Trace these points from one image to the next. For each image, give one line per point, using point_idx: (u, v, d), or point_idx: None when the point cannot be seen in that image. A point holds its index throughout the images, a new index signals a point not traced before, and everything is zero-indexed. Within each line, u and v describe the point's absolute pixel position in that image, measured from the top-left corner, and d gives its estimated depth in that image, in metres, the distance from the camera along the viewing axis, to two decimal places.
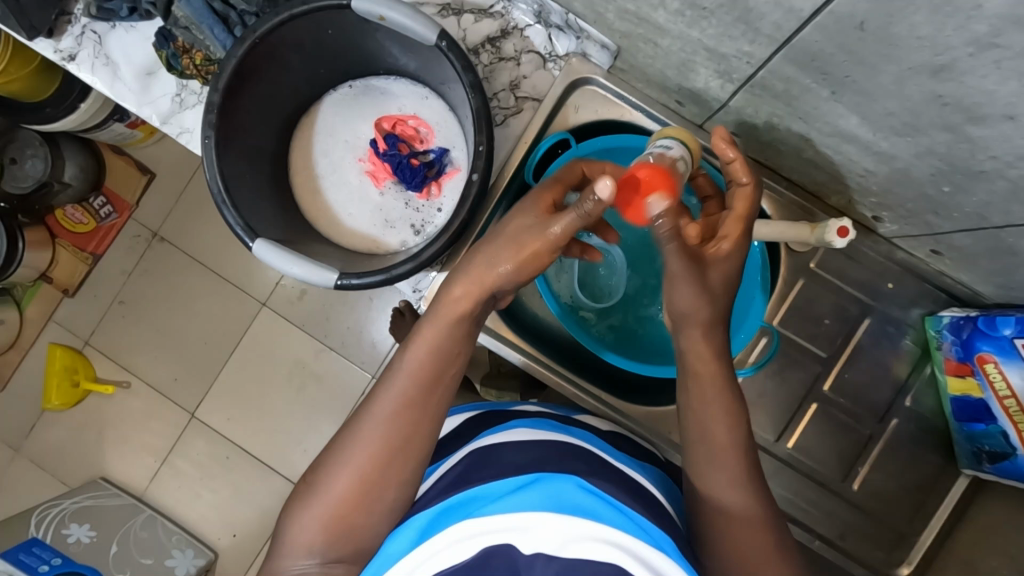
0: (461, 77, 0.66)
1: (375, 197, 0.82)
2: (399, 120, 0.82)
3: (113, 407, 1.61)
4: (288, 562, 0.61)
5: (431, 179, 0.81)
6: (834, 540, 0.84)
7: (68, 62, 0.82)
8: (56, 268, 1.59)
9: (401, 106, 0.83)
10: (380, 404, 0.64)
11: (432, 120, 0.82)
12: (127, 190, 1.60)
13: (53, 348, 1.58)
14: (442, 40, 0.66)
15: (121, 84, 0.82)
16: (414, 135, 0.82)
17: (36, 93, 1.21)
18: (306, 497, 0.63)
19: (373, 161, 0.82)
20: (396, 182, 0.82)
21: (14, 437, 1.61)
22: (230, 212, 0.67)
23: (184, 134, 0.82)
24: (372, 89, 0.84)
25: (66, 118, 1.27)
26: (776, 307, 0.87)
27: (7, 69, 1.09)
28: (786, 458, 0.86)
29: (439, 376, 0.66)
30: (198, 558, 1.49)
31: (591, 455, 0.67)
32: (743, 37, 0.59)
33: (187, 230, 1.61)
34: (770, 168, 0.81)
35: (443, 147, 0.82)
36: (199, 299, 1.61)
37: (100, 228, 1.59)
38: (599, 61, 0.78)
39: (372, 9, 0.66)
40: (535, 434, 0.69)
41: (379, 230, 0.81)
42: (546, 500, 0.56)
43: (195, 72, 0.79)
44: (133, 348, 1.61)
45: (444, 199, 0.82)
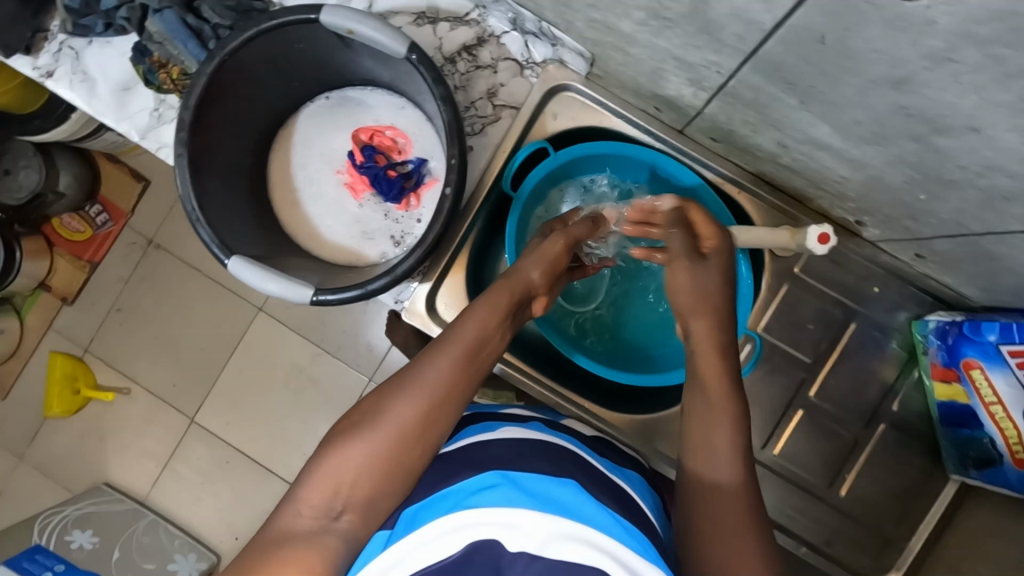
0: (432, 90, 0.65)
1: (354, 209, 0.82)
2: (376, 131, 0.82)
3: (115, 413, 1.63)
4: (306, 510, 0.60)
5: (410, 190, 0.80)
6: (821, 546, 0.84)
7: (47, 79, 0.82)
8: (55, 276, 1.60)
9: (378, 117, 0.82)
10: (432, 363, 0.67)
11: (410, 130, 0.82)
12: (121, 197, 1.60)
13: (53, 356, 1.59)
14: (411, 53, 0.65)
15: (98, 100, 0.81)
16: (392, 146, 0.81)
17: (25, 105, 1.22)
18: (337, 445, 0.63)
19: (351, 173, 0.82)
20: (375, 194, 0.81)
21: (18, 444, 1.63)
22: (204, 230, 0.67)
23: (162, 149, 0.82)
24: (349, 100, 0.83)
25: (56, 129, 1.27)
26: (759, 313, 0.86)
27: None
28: (771, 464, 0.86)
29: (485, 349, 0.70)
30: (200, 561, 1.51)
31: (574, 459, 0.67)
32: (708, 47, 0.58)
33: (181, 237, 1.62)
34: (752, 173, 0.80)
35: (421, 157, 0.81)
36: (196, 305, 1.62)
37: (96, 237, 1.60)
38: (575, 67, 0.77)
39: (340, 23, 0.66)
40: (521, 434, 0.69)
41: (358, 242, 0.81)
42: (531, 498, 0.56)
43: (173, 86, 0.79)
44: (132, 355, 1.62)
45: (423, 209, 0.81)
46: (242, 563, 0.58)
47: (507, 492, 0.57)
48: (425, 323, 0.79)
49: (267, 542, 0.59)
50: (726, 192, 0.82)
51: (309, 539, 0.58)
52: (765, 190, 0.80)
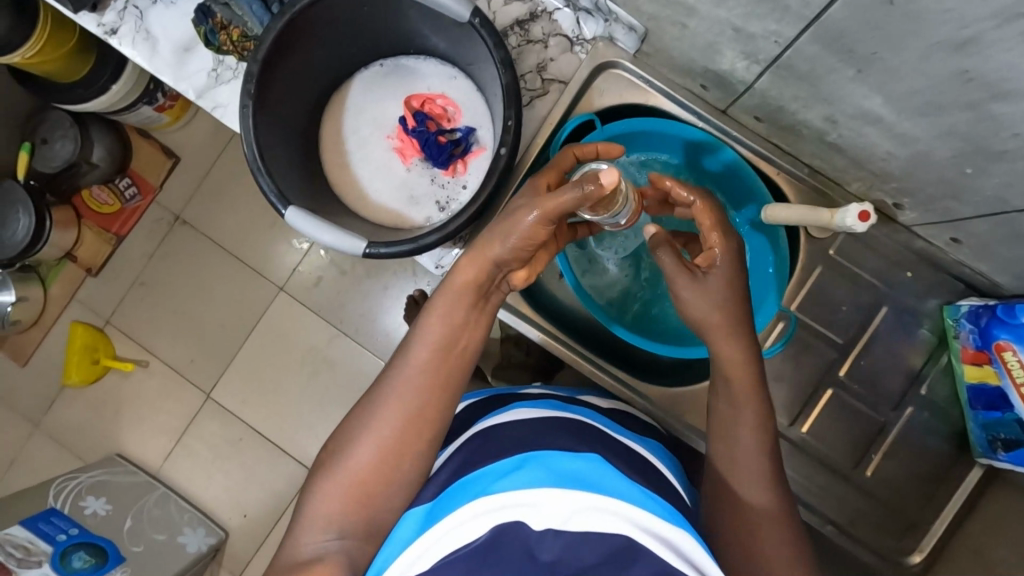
0: (493, 54, 0.68)
1: (402, 172, 0.84)
2: (428, 99, 0.84)
3: (133, 386, 1.64)
4: (309, 537, 0.65)
5: (457, 157, 0.83)
6: (845, 526, 0.85)
7: (111, 36, 0.83)
8: (81, 248, 1.61)
9: (430, 85, 0.85)
10: (402, 374, 0.71)
11: (460, 99, 0.84)
12: (151, 172, 1.62)
13: (75, 326, 1.61)
14: (475, 18, 0.68)
15: (159, 59, 0.84)
16: (442, 114, 0.84)
17: (72, 73, 1.26)
18: (328, 472, 0.68)
19: (402, 139, 0.84)
20: (423, 159, 0.84)
21: (34, 412, 1.65)
22: (264, 178, 0.69)
23: (218, 109, 0.84)
24: (402, 68, 0.85)
25: (96, 100, 1.30)
26: (794, 292, 0.87)
27: (42, 49, 1.14)
28: (800, 443, 0.87)
29: (457, 350, 0.73)
30: (209, 536, 1.53)
31: (590, 431, 0.69)
32: (771, 15, 0.60)
33: (208, 214, 1.64)
34: (791, 154, 0.83)
35: (470, 126, 0.83)
36: (218, 282, 1.64)
37: (124, 210, 1.62)
38: (625, 45, 0.79)
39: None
40: (536, 412, 0.71)
41: (404, 205, 0.83)
42: (552, 473, 0.58)
43: (231, 48, 0.81)
44: (151, 328, 1.64)
45: (470, 177, 0.83)
46: None
47: (529, 475, 0.58)
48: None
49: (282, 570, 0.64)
50: (763, 172, 0.84)
51: (316, 562, 0.63)
52: (806, 173, 0.82)
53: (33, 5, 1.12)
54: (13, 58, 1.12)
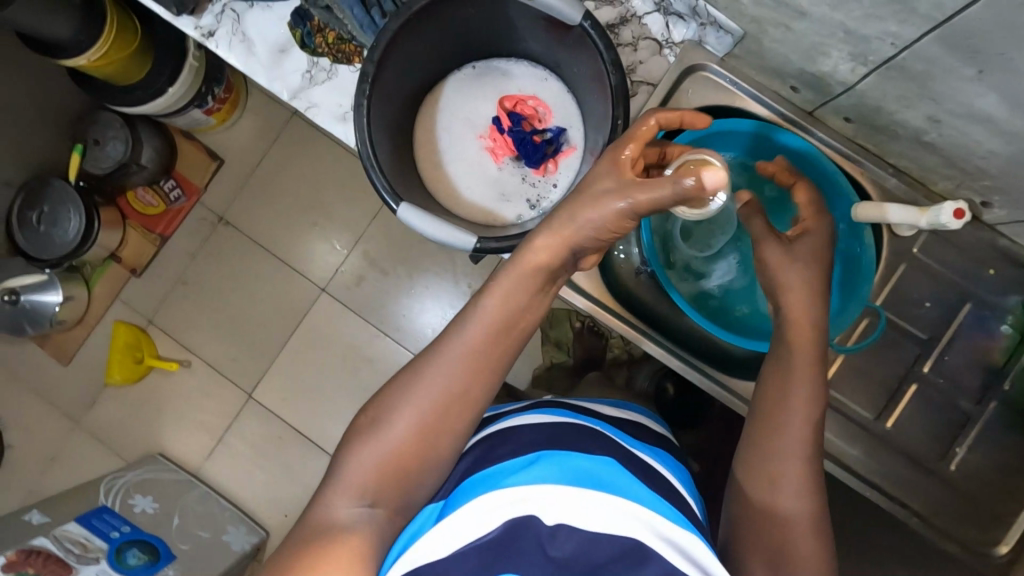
0: (603, 55, 0.74)
1: (494, 171, 0.89)
2: (520, 100, 0.89)
3: (176, 385, 1.65)
4: (341, 502, 0.64)
5: (549, 156, 0.88)
6: (928, 517, 0.87)
7: (208, 39, 0.86)
8: (125, 248, 1.63)
9: (521, 87, 0.90)
10: (456, 347, 0.68)
11: (550, 101, 0.89)
12: (195, 173, 1.64)
13: (119, 325, 1.62)
14: (586, 20, 0.73)
15: (255, 60, 0.86)
16: (534, 114, 0.89)
17: (132, 76, 1.28)
18: (364, 439, 0.66)
19: (494, 138, 0.89)
20: (515, 158, 0.89)
21: (76, 411, 1.66)
22: (377, 176, 0.73)
23: (312, 108, 0.86)
24: (494, 70, 0.90)
25: (153, 102, 1.32)
26: (879, 288, 0.90)
27: (107, 52, 1.17)
28: (883, 436, 0.89)
29: (514, 329, 0.69)
30: (251, 535, 1.54)
31: (600, 435, 0.73)
32: (893, 18, 0.61)
33: (251, 214, 1.65)
34: (874, 153, 0.85)
35: (560, 126, 0.88)
36: (260, 282, 1.65)
37: (169, 211, 1.64)
38: (714, 48, 0.84)
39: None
40: (546, 416, 0.75)
41: (497, 203, 0.88)
42: (568, 474, 0.62)
43: (326, 50, 0.85)
44: (193, 327, 1.65)
45: (560, 175, 0.88)
46: (287, 551, 0.62)
47: (543, 472, 0.62)
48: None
49: (307, 533, 0.62)
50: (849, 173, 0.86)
51: (346, 529, 0.62)
52: (888, 172, 0.85)
53: (102, 9, 1.15)
54: (80, 62, 1.16)
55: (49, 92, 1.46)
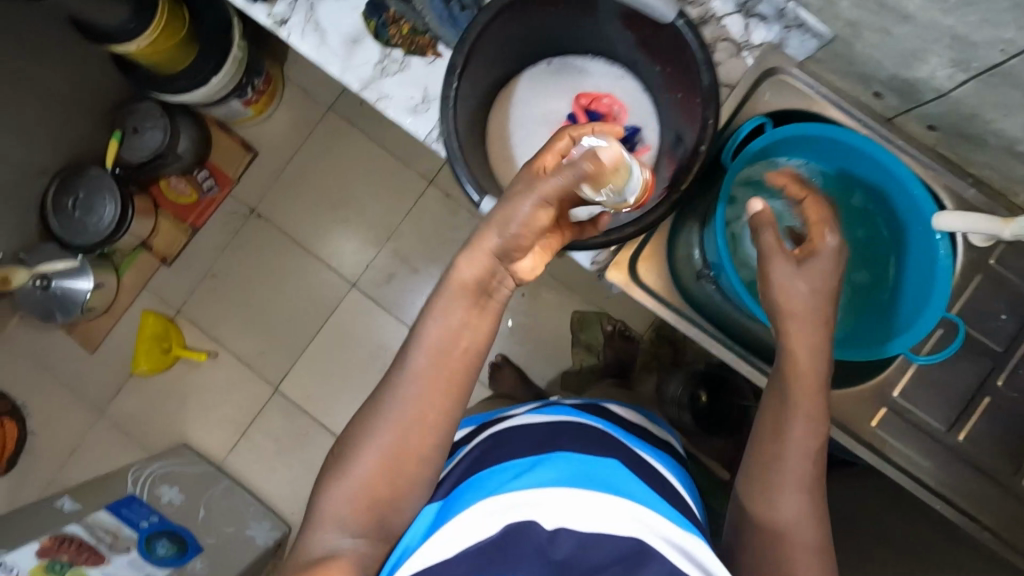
0: (696, 53, 0.75)
1: None
2: (595, 97, 0.91)
3: (202, 377, 1.64)
4: (320, 536, 0.67)
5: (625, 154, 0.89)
6: (998, 531, 0.87)
7: (280, 26, 0.87)
8: (157, 237, 1.63)
9: (597, 84, 0.92)
10: (408, 375, 0.70)
11: (625, 100, 0.91)
12: (229, 165, 1.63)
13: (147, 315, 1.60)
14: (680, 18, 0.74)
15: (327, 49, 0.87)
16: (609, 112, 0.90)
17: (175, 65, 1.28)
18: (336, 474, 0.69)
19: None
20: None
21: (100, 400, 1.65)
22: (462, 169, 0.75)
23: (382, 99, 0.85)
24: (570, 67, 0.93)
25: (196, 92, 1.32)
26: (955, 298, 0.90)
27: (157, 40, 1.17)
28: (954, 447, 0.90)
29: (458, 349, 0.70)
30: (274, 530, 1.53)
31: (592, 434, 0.80)
32: (1009, 24, 0.60)
33: (283, 207, 1.64)
34: (954, 162, 0.86)
35: (636, 126, 0.89)
36: (289, 276, 1.64)
37: (201, 201, 1.63)
38: (794, 51, 0.85)
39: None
40: (543, 421, 0.82)
41: None
42: (563, 475, 0.70)
43: (398, 40, 0.86)
44: (221, 319, 1.64)
45: None
46: None
47: (545, 479, 0.69)
48: (626, 283, 0.88)
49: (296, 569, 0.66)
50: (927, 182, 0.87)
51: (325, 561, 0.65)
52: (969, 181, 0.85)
53: None
54: (129, 47, 1.16)
55: (91, 79, 1.46)
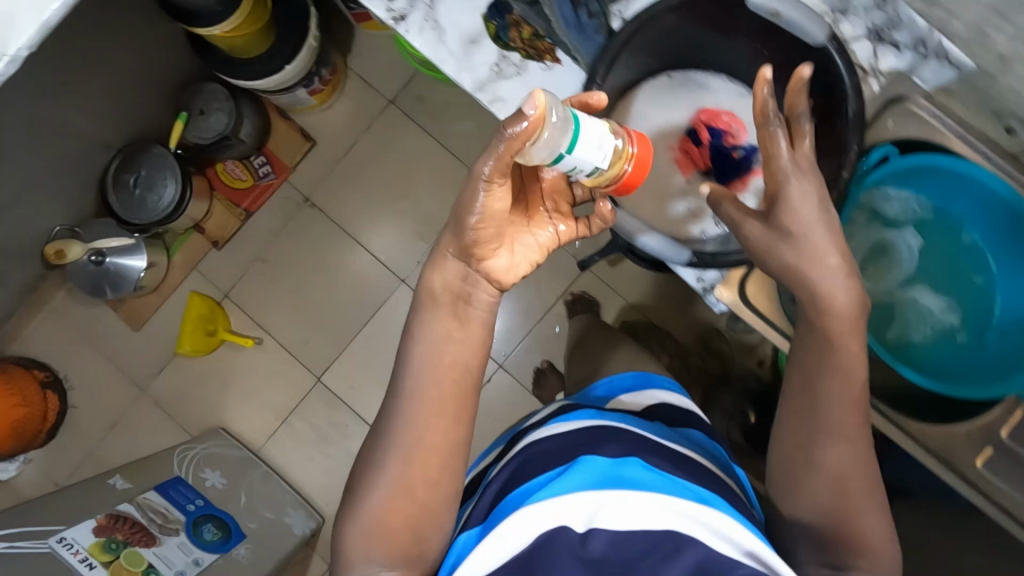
0: (846, 78, 0.76)
1: (682, 183, 0.95)
2: (716, 115, 0.95)
3: (245, 362, 1.64)
4: (355, 566, 0.73)
5: (740, 175, 0.94)
6: None
7: (398, 22, 0.87)
8: (209, 220, 1.62)
9: (718, 101, 0.96)
10: (405, 402, 0.74)
11: (746, 119, 0.95)
12: (286, 152, 1.63)
13: (194, 295, 1.60)
14: (831, 40, 0.76)
15: (444, 47, 0.88)
16: (729, 130, 0.95)
17: (251, 50, 1.27)
18: (353, 513, 0.74)
19: (687, 151, 0.96)
20: (707, 172, 0.95)
21: (142, 378, 1.66)
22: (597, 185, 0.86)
23: (497, 101, 0.87)
24: (690, 81, 0.97)
25: (269, 78, 1.31)
26: None
27: (240, 25, 1.17)
28: None
29: (446, 362, 0.75)
30: (310, 520, 1.52)
31: (610, 430, 0.78)
32: None
33: (338, 198, 1.64)
34: None
35: (753, 146, 0.94)
36: (339, 267, 1.64)
37: (257, 186, 1.63)
38: (926, 78, 0.83)
39: (770, 7, 0.77)
40: (567, 424, 0.80)
41: (684, 218, 0.94)
42: (591, 480, 0.68)
43: (518, 44, 0.87)
44: (268, 306, 1.65)
45: (749, 194, 0.94)
46: None
47: (564, 482, 0.69)
48: (736, 303, 0.88)
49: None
50: None
51: None
52: None
53: None
54: (213, 32, 1.16)
55: (163, 59, 1.47)
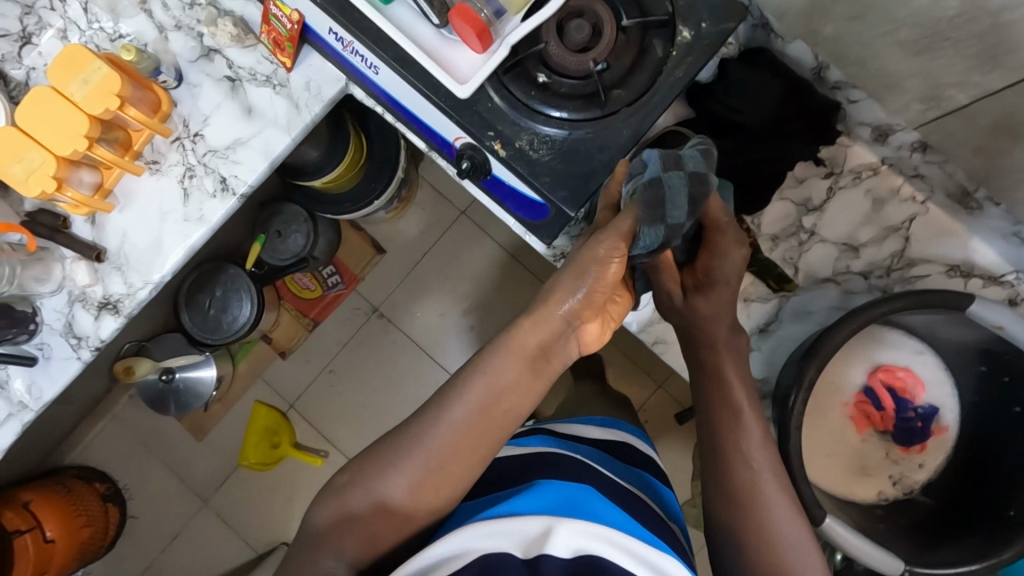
0: None
1: (855, 443, 0.72)
2: (894, 370, 0.70)
3: (312, 477, 1.61)
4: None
5: (922, 435, 0.72)
6: None
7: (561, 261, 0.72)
8: (277, 330, 1.58)
9: (895, 355, 0.71)
10: (426, 422, 0.56)
11: (925, 377, 0.71)
12: (355, 262, 1.58)
13: (258, 406, 1.58)
14: None
15: None
16: (907, 390, 0.70)
17: (342, 185, 1.22)
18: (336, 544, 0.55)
19: (862, 411, 0.71)
20: (882, 433, 0.71)
21: (202, 488, 1.61)
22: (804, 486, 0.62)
23: (660, 345, 0.74)
24: (870, 334, 0.71)
25: (360, 212, 1.26)
26: None
27: (341, 174, 1.15)
28: None
29: (499, 410, 0.56)
30: None
31: (585, 462, 0.65)
32: None
33: (408, 309, 1.62)
34: None
35: (933, 405, 0.71)
36: (411, 381, 1.62)
37: (325, 296, 1.59)
38: None
39: (994, 319, 0.60)
40: (529, 447, 0.67)
41: (855, 475, 0.72)
42: (549, 504, 0.53)
43: None
44: (334, 419, 1.62)
45: (926, 454, 0.72)
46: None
47: (524, 503, 0.54)
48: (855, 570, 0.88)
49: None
50: None
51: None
52: None
53: (347, 133, 1.13)
54: (314, 182, 1.14)
55: None
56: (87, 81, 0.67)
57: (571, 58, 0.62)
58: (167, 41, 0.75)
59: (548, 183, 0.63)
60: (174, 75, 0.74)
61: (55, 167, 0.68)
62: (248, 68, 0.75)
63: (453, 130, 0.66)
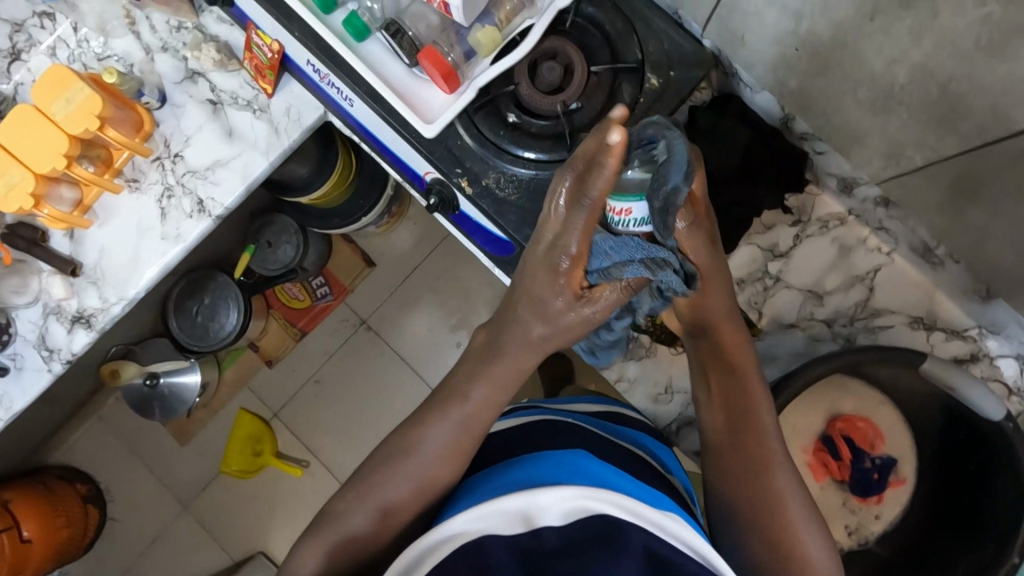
0: None
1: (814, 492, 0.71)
2: (853, 419, 0.70)
3: (293, 486, 1.61)
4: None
5: (881, 486, 0.71)
6: None
7: None
8: (265, 338, 1.59)
9: (855, 404, 0.70)
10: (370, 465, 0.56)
11: (885, 427, 0.71)
12: (345, 273, 1.59)
13: (243, 414, 1.59)
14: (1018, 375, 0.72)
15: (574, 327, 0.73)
16: (865, 439, 0.70)
17: (331, 202, 1.23)
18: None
19: (820, 459, 0.70)
20: (839, 482, 0.71)
21: (183, 493, 1.61)
22: None
23: (622, 382, 0.75)
24: (830, 381, 0.70)
25: (349, 228, 1.27)
26: None
27: (328, 192, 1.16)
28: None
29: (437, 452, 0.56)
30: None
31: (587, 433, 0.59)
32: None
33: (396, 323, 1.63)
34: None
35: (893, 456, 0.71)
36: (394, 395, 1.62)
37: (314, 307, 1.59)
38: None
39: (945, 379, 0.61)
40: (523, 422, 0.62)
41: None
42: (547, 472, 0.48)
43: (648, 328, 0.72)
44: (317, 429, 1.62)
45: (884, 506, 0.72)
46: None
47: (520, 477, 0.49)
48: None
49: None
50: None
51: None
52: None
53: (337, 151, 1.14)
54: (301, 198, 1.15)
55: None
56: (70, 101, 0.68)
57: (540, 99, 0.63)
58: (154, 62, 0.77)
59: (512, 222, 0.64)
60: (157, 97, 0.75)
61: (34, 184, 0.69)
62: (231, 91, 0.76)
63: (423, 165, 0.67)
